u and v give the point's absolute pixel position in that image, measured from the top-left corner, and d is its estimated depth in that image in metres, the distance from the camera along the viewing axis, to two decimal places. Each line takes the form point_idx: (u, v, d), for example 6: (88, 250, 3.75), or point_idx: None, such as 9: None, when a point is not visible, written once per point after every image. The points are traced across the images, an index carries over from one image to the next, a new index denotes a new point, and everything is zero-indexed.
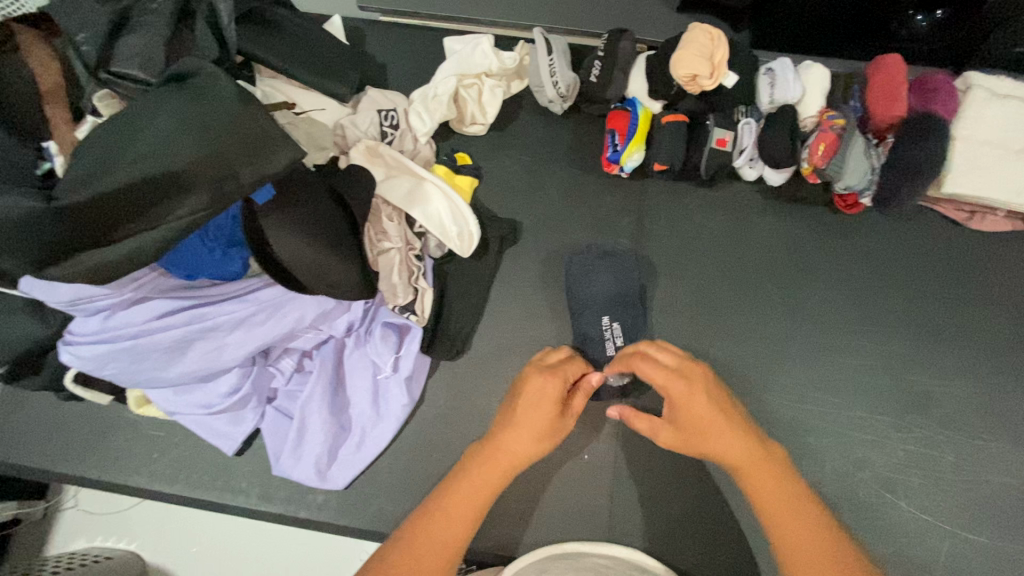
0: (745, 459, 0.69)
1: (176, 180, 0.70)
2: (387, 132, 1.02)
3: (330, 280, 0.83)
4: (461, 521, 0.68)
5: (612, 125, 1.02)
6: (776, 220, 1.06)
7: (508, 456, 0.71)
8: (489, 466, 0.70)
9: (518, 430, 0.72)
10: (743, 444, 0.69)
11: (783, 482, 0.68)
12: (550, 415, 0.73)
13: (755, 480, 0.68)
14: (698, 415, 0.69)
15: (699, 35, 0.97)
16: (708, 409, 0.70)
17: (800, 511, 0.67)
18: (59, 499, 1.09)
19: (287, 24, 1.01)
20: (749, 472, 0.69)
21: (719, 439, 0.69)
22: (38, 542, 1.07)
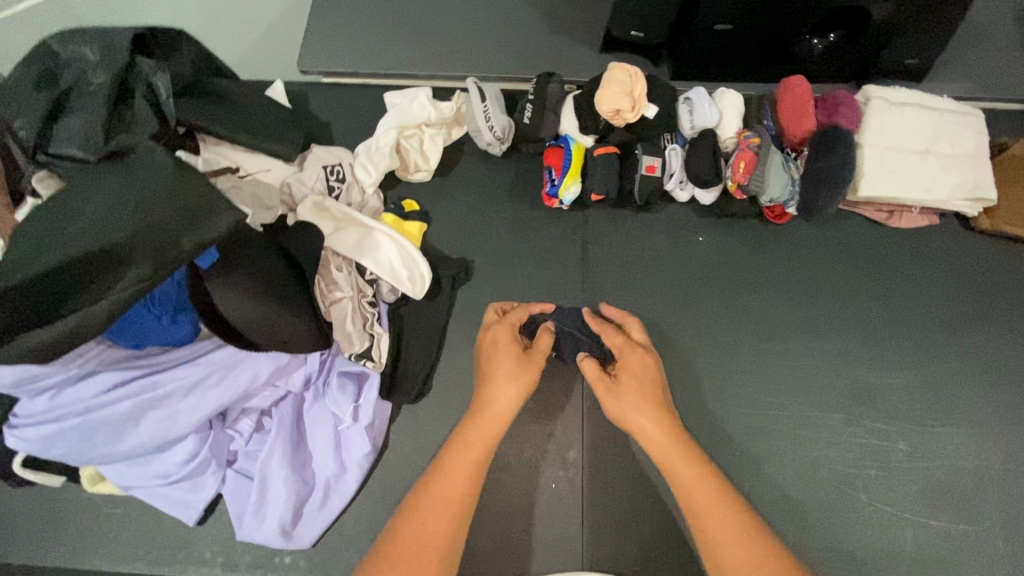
0: (654, 431, 0.71)
1: (115, 254, 0.64)
2: (334, 186, 0.99)
3: (283, 334, 0.79)
4: (462, 476, 0.70)
5: (548, 161, 0.99)
6: (718, 234, 0.99)
7: (461, 462, 0.71)
8: (485, 420, 0.74)
9: (502, 390, 0.76)
10: (653, 415, 0.72)
11: (692, 462, 0.69)
12: (509, 354, 0.79)
13: (661, 449, 0.70)
14: (635, 375, 0.76)
15: (617, 72, 0.93)
16: (646, 381, 0.76)
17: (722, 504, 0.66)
18: None
19: (231, 96, 0.96)
20: (657, 451, 0.71)
21: (639, 408, 0.73)
22: None
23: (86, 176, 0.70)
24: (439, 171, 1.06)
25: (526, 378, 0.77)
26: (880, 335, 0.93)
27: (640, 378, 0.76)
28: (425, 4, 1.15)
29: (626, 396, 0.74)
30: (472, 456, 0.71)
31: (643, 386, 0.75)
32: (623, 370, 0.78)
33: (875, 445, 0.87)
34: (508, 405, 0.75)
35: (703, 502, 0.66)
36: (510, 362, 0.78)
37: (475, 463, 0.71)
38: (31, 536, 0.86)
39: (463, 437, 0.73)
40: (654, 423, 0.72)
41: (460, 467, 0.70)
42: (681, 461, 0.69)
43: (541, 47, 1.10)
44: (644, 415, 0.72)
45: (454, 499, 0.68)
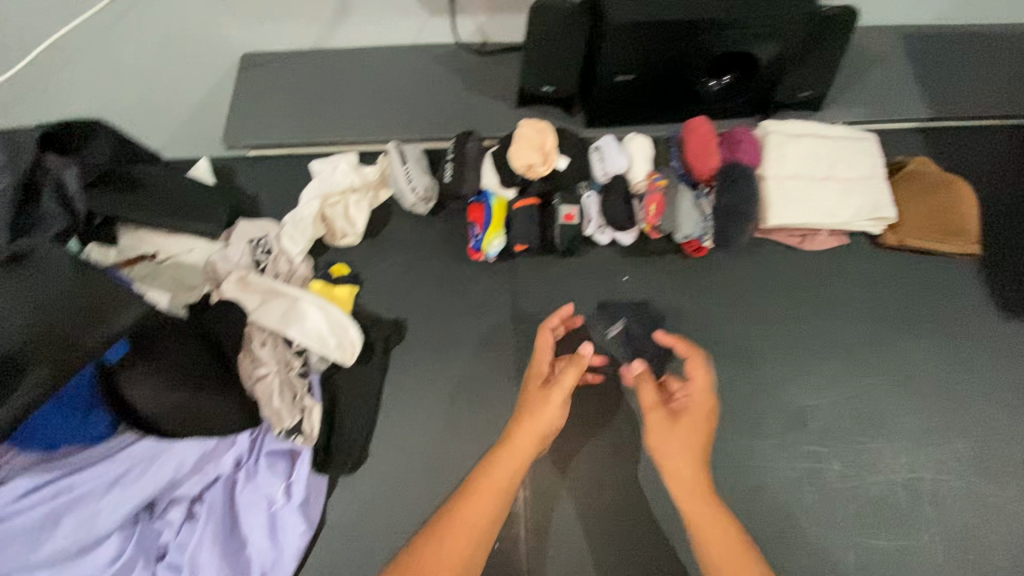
0: (682, 468, 0.75)
1: (14, 361, 0.65)
2: (260, 259, 0.99)
3: (202, 416, 0.79)
4: (490, 502, 0.73)
5: (471, 217, 1.02)
6: (642, 272, 1.02)
7: (493, 482, 0.74)
8: (520, 445, 0.77)
9: (533, 418, 0.79)
10: (680, 453, 0.76)
11: (708, 502, 0.73)
12: (541, 390, 0.83)
13: (680, 485, 0.74)
14: (699, 411, 0.79)
15: (527, 128, 0.98)
16: (698, 424, 0.78)
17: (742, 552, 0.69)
18: None
19: (149, 180, 0.97)
20: (682, 495, 0.74)
21: (666, 443, 0.77)
22: None
23: None
24: (368, 233, 1.08)
25: (551, 413, 0.80)
26: (806, 357, 0.95)
27: (700, 413, 0.79)
28: (347, 72, 1.19)
29: (668, 437, 0.77)
30: (498, 479, 0.75)
31: (694, 431, 0.77)
32: (687, 408, 0.80)
33: (811, 467, 0.88)
34: (534, 436, 0.78)
35: (710, 535, 0.71)
36: (551, 399, 0.81)
37: (502, 486, 0.74)
38: None
39: (498, 460, 0.76)
40: (681, 461, 0.75)
41: (486, 492, 0.74)
42: (699, 498, 0.73)
43: (460, 106, 1.15)
44: (675, 449, 0.76)
45: (475, 523, 0.72)
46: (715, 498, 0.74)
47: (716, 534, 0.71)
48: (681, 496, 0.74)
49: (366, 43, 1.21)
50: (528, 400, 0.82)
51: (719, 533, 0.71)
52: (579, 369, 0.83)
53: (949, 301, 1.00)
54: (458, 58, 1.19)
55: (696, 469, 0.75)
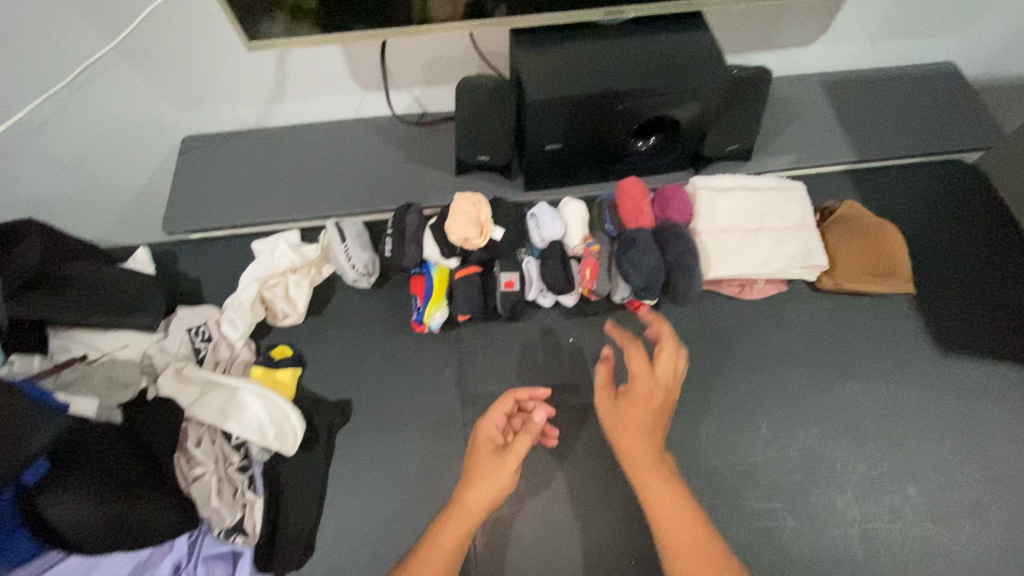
0: (640, 462, 0.78)
1: None
2: (200, 347, 0.99)
3: (136, 525, 0.77)
4: (437, 568, 0.75)
5: (413, 290, 1.03)
6: (587, 334, 1.02)
7: (437, 547, 0.77)
8: (460, 514, 0.78)
9: (477, 485, 0.80)
10: (651, 445, 0.79)
11: (666, 480, 0.77)
12: (486, 454, 0.83)
13: (642, 478, 0.77)
14: (641, 404, 0.82)
15: (462, 201, 0.99)
16: (645, 409, 0.82)
17: (687, 509, 0.74)
18: None
19: (83, 276, 0.96)
20: (637, 472, 0.78)
21: (631, 425, 0.81)
22: None
23: None
24: (313, 311, 1.07)
25: (498, 483, 0.80)
26: (754, 411, 0.96)
27: (649, 401, 0.83)
28: (289, 150, 1.20)
29: (627, 417, 0.82)
30: (447, 542, 0.77)
31: (641, 411, 0.82)
32: (631, 390, 0.84)
33: (764, 527, 0.88)
34: (479, 503, 0.79)
35: (682, 542, 0.71)
36: (493, 463, 0.82)
37: (449, 554, 0.76)
38: None
39: (443, 530, 0.78)
40: (644, 454, 0.78)
41: (430, 560, 0.76)
42: (666, 504, 0.74)
43: (401, 177, 1.16)
44: (644, 439, 0.79)
45: None
46: (683, 491, 0.76)
47: (683, 525, 0.73)
48: (644, 491, 0.76)
49: (308, 121, 1.23)
50: (472, 467, 0.83)
51: (681, 519, 0.73)
52: (532, 437, 0.83)
53: (890, 342, 1.02)
54: (399, 130, 1.22)
55: (656, 462, 0.78)
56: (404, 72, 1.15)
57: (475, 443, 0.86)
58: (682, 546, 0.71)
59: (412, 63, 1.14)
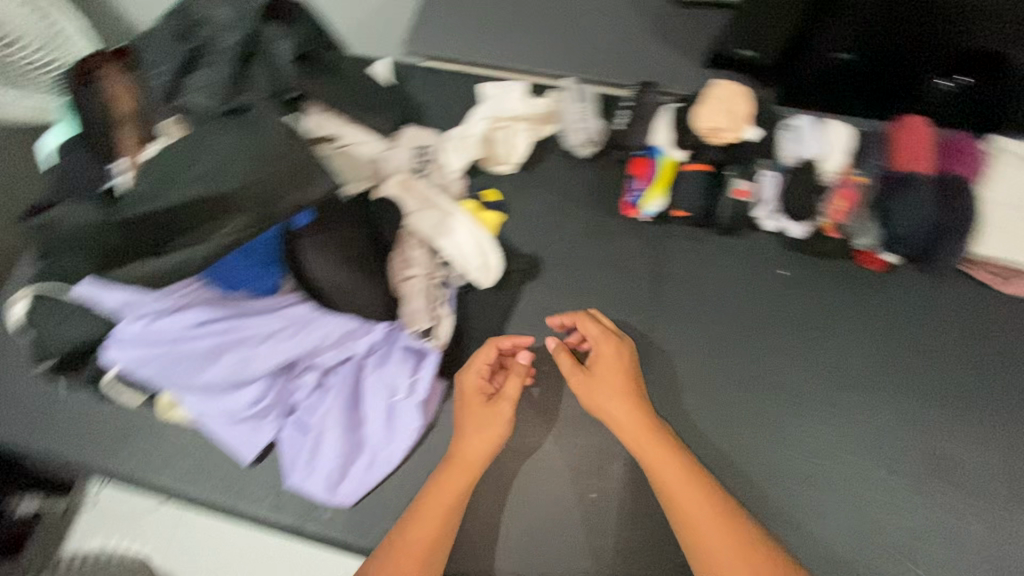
0: (628, 425, 0.79)
1: (223, 203, 0.67)
2: (420, 167, 1.02)
3: (358, 301, 0.85)
4: (438, 515, 0.77)
5: (634, 170, 0.97)
6: (805, 271, 0.94)
7: (448, 500, 0.78)
8: (454, 468, 0.80)
9: (470, 436, 0.82)
10: (624, 405, 0.80)
11: (667, 450, 0.77)
12: (472, 406, 0.84)
13: (645, 451, 0.78)
14: (608, 369, 0.83)
15: (720, 91, 0.91)
16: (620, 371, 0.83)
17: (692, 478, 0.75)
18: (76, 497, 0.96)
19: (341, 66, 1.00)
20: (655, 468, 0.77)
21: (613, 403, 0.81)
22: (36, 556, 0.97)
23: (206, 127, 0.73)
24: (524, 165, 1.07)
25: (496, 430, 0.82)
26: (970, 405, 0.86)
27: (612, 364, 0.84)
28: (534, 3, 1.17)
29: (595, 390, 0.82)
30: (447, 496, 0.78)
31: (618, 377, 0.83)
32: (597, 363, 0.84)
33: (946, 520, 0.81)
34: (476, 453, 0.81)
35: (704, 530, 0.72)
36: (496, 419, 0.83)
37: (449, 506, 0.78)
38: (106, 444, 0.92)
39: (439, 479, 0.80)
40: (622, 412, 0.80)
41: (440, 509, 0.77)
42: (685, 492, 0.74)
43: (643, 56, 1.09)
44: (633, 412, 0.80)
45: (429, 535, 0.76)
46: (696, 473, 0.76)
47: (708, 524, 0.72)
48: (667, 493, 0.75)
49: None
50: (463, 424, 0.84)
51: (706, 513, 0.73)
52: (524, 380, 0.86)
53: None
54: (655, 6, 1.12)
55: (646, 426, 0.79)
56: None
57: (462, 394, 0.86)
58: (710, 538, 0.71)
59: None
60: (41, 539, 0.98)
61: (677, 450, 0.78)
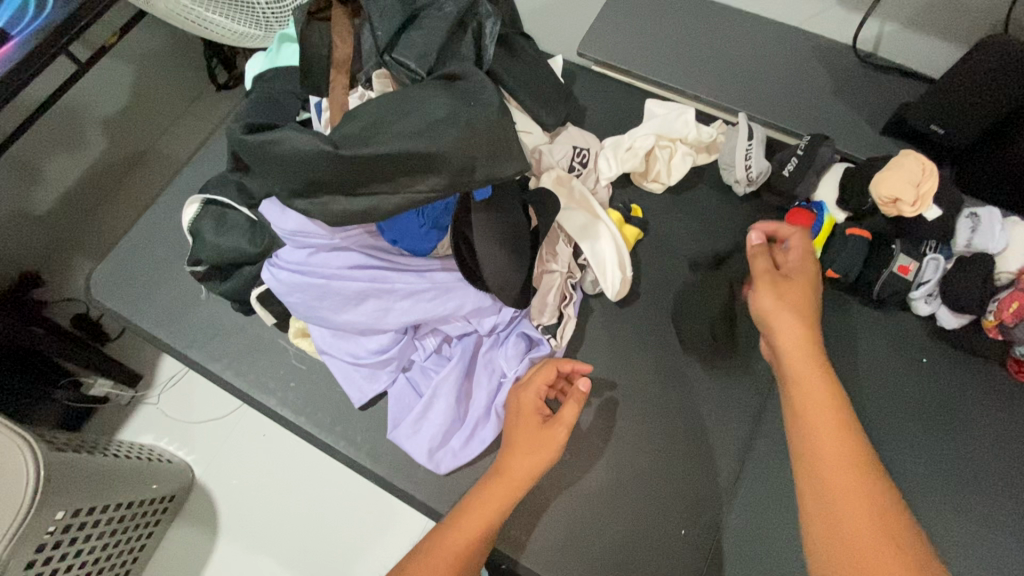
0: (814, 388, 0.69)
1: (428, 160, 0.69)
2: (575, 167, 1.03)
3: (502, 282, 0.86)
4: (475, 528, 0.73)
5: (793, 220, 0.95)
6: (942, 366, 0.92)
7: (482, 514, 0.75)
8: (503, 481, 0.77)
9: (522, 453, 0.78)
10: (810, 362, 0.71)
11: (839, 433, 0.65)
12: (533, 422, 0.81)
13: (815, 419, 0.66)
14: (801, 267, 0.79)
15: (911, 161, 0.88)
16: (809, 286, 0.77)
17: (859, 473, 0.62)
18: (145, 394, 1.42)
19: (526, 54, 1.02)
20: (825, 432, 0.65)
21: (807, 367, 0.70)
22: (121, 420, 1.40)
23: (421, 85, 0.76)
24: (673, 188, 1.06)
25: (544, 453, 0.78)
26: None
27: (804, 285, 0.77)
28: (716, 29, 1.15)
29: (792, 290, 0.76)
30: (488, 508, 0.75)
31: (806, 303, 0.75)
32: (794, 275, 0.79)
33: None
34: (526, 471, 0.77)
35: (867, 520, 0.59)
36: (541, 440, 0.79)
37: (484, 520, 0.74)
38: (231, 355, 0.97)
39: (484, 489, 0.77)
40: (808, 364, 0.70)
41: (477, 520, 0.74)
42: (849, 466, 0.62)
43: (818, 109, 1.07)
44: (826, 384, 0.68)
45: (459, 546, 0.72)
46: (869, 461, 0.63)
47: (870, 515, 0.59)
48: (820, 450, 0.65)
49: (745, 9, 1.17)
50: (515, 440, 0.81)
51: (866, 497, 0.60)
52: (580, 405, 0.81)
53: None
54: (840, 61, 1.11)
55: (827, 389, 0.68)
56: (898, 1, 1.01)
57: (519, 413, 0.83)
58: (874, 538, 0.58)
59: None
60: (124, 414, 1.41)
61: (862, 457, 0.63)
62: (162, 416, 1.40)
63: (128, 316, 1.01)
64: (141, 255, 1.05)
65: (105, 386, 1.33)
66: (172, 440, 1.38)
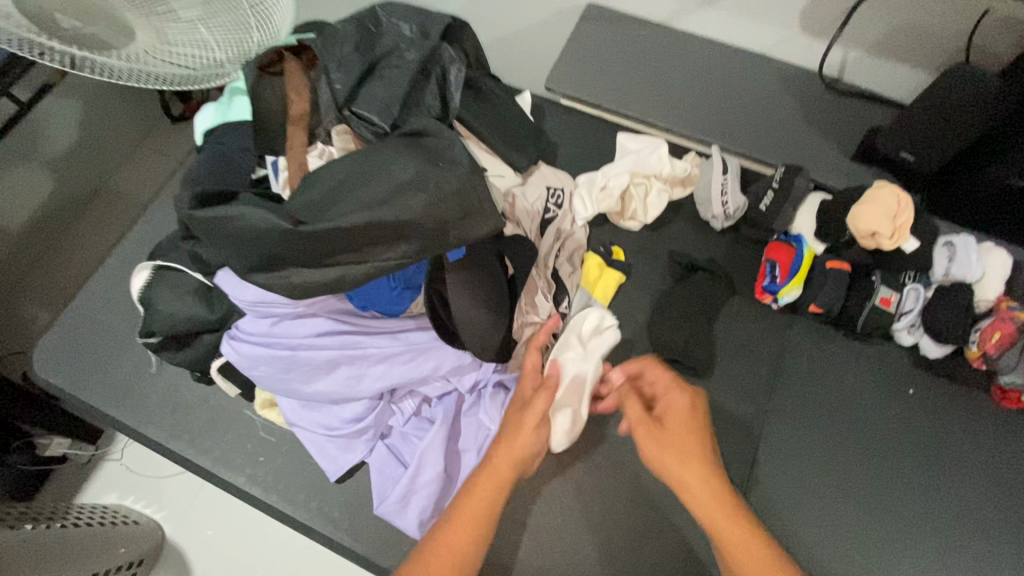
0: (709, 495, 0.68)
1: (397, 230, 0.65)
2: (550, 209, 1.00)
3: (483, 341, 0.82)
4: (469, 525, 0.69)
5: (774, 255, 0.93)
6: (930, 397, 0.91)
7: (472, 506, 0.70)
8: (488, 473, 0.72)
9: (508, 441, 0.74)
10: (699, 473, 0.69)
11: (750, 535, 0.66)
12: (521, 406, 0.77)
13: (702, 510, 0.68)
14: (679, 420, 0.74)
15: (885, 193, 0.87)
16: (693, 422, 0.74)
17: (757, 536, 0.66)
18: (107, 449, 1.32)
19: (492, 93, 0.98)
20: (714, 520, 0.67)
21: (686, 467, 0.70)
22: (76, 484, 1.30)
23: (384, 144, 0.72)
24: (651, 225, 1.04)
25: (531, 436, 0.74)
26: None
27: (688, 419, 0.74)
28: (685, 58, 1.13)
29: (671, 445, 0.71)
30: (479, 503, 0.70)
31: (688, 428, 0.73)
32: (667, 415, 0.75)
33: None
34: (512, 458, 0.72)
35: None
36: (530, 423, 0.74)
37: (479, 514, 0.70)
38: (192, 429, 0.91)
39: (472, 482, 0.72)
40: (693, 469, 0.69)
41: (470, 516, 0.69)
42: (742, 542, 0.66)
43: (790, 138, 1.06)
44: (700, 466, 0.69)
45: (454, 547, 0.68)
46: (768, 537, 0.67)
47: None
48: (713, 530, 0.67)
49: (711, 36, 1.15)
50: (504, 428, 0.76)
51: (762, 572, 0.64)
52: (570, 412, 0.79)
53: None
54: (808, 88, 1.10)
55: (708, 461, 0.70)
56: (862, 29, 1.01)
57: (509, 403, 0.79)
58: None
59: (881, 23, 0.99)
60: (79, 477, 1.31)
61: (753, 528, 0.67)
62: (127, 471, 1.30)
63: (73, 391, 0.93)
64: (88, 323, 0.97)
65: (62, 445, 1.21)
66: (140, 498, 1.28)
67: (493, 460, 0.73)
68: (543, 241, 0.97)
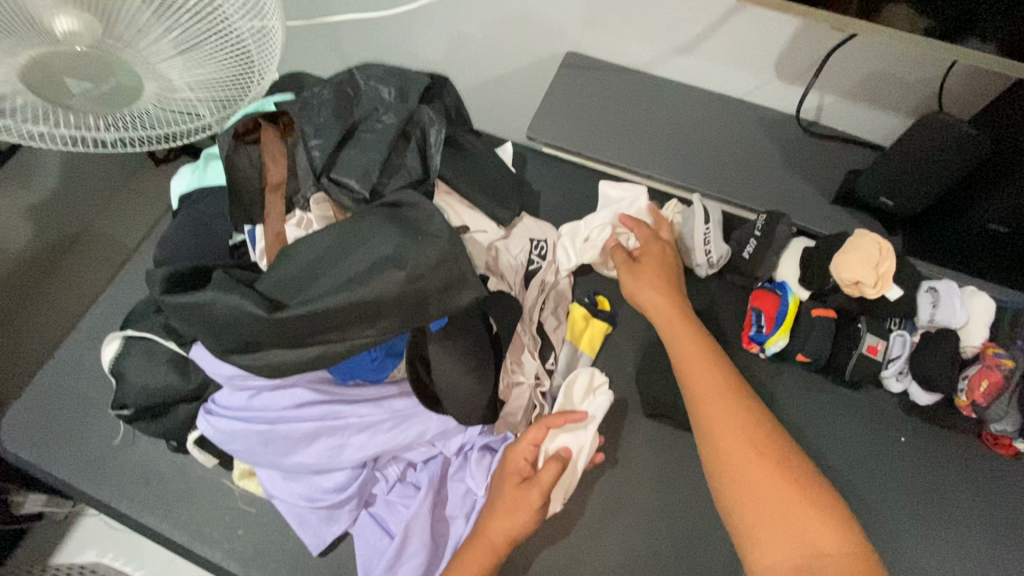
0: (698, 362, 0.82)
1: (375, 306, 0.63)
2: (534, 261, 0.99)
3: (467, 406, 0.80)
4: None
5: (759, 305, 0.93)
6: (923, 444, 0.90)
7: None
8: (477, 547, 0.75)
9: (499, 516, 0.77)
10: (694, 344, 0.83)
11: (751, 428, 0.76)
12: (516, 481, 0.79)
13: (701, 394, 0.79)
14: (654, 261, 0.91)
15: (867, 242, 0.87)
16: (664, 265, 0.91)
17: (749, 425, 0.76)
18: (82, 507, 1.27)
19: (473, 148, 0.98)
20: (709, 401, 0.78)
21: (703, 364, 0.81)
22: (50, 546, 1.25)
23: (361, 213, 0.70)
24: None
25: (523, 512, 0.76)
26: None
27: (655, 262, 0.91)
28: (665, 103, 1.14)
29: (644, 278, 0.90)
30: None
31: (660, 272, 0.90)
32: (644, 256, 0.92)
33: None
34: (502, 534, 0.76)
35: (759, 502, 0.71)
36: (523, 499, 0.77)
37: None
38: (166, 502, 0.87)
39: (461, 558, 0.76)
40: (668, 311, 0.87)
41: None
42: (737, 446, 0.75)
43: (771, 180, 1.07)
44: (693, 348, 0.83)
45: None
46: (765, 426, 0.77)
47: (774, 493, 0.71)
48: (706, 430, 0.77)
49: (690, 81, 1.16)
50: (496, 502, 0.78)
51: (764, 473, 0.73)
52: (562, 466, 0.78)
53: None
54: (787, 131, 1.11)
55: (710, 367, 0.81)
56: (836, 77, 1.03)
57: (503, 471, 0.81)
58: (774, 501, 0.71)
59: (854, 70, 1.01)
60: (52, 539, 1.25)
61: (757, 422, 0.77)
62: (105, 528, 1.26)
63: (41, 464, 0.89)
64: (60, 391, 0.93)
65: (36, 503, 1.16)
66: (119, 556, 1.23)
67: (484, 534, 0.77)
68: (527, 295, 0.97)
